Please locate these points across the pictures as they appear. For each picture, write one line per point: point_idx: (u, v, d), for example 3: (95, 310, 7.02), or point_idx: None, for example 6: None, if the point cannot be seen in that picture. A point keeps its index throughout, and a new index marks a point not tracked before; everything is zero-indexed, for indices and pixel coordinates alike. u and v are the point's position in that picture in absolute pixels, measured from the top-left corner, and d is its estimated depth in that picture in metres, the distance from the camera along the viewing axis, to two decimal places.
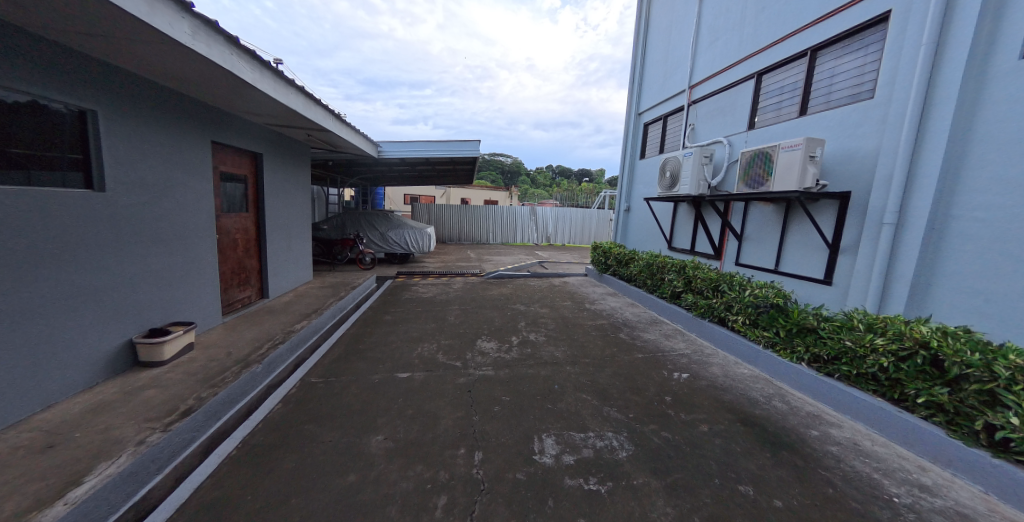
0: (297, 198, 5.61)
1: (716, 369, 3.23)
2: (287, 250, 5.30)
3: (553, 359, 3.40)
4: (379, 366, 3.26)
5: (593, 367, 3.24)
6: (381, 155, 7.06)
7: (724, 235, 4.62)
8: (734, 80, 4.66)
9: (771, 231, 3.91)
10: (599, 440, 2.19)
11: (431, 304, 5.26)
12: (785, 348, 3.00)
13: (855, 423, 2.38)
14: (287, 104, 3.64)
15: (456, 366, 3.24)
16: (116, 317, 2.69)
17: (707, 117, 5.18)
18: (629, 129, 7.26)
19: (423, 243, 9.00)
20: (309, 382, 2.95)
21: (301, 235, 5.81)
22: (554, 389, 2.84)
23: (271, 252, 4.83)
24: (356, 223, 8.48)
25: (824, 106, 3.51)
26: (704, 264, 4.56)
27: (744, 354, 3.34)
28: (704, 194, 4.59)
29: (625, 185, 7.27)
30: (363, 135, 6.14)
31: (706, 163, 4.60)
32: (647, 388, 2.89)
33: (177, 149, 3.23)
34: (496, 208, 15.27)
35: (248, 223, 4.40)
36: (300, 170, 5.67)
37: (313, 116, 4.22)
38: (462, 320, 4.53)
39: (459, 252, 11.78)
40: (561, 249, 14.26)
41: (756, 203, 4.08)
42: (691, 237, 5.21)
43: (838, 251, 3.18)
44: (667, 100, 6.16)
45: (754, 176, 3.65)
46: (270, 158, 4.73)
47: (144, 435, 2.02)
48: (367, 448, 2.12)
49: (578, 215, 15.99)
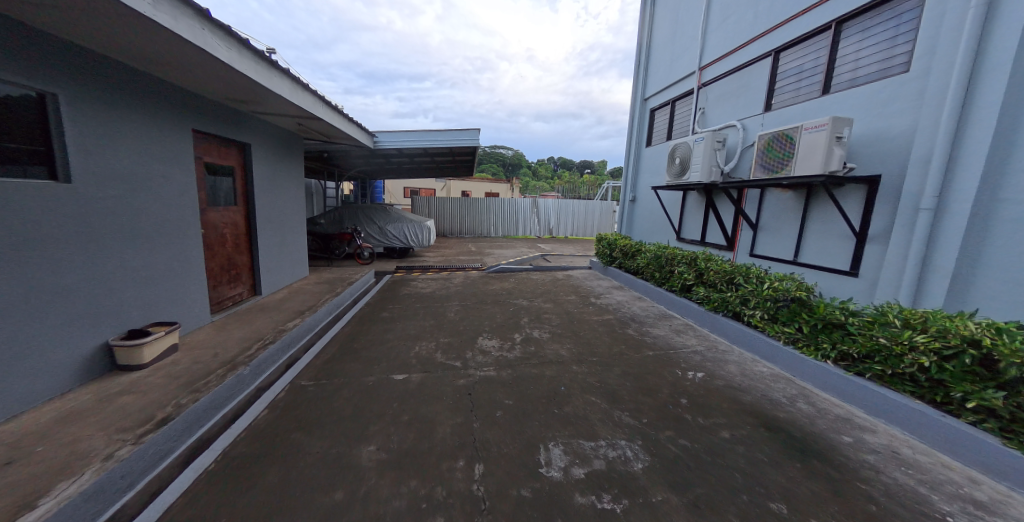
0: (290, 191, 5.40)
1: (732, 368, 3.04)
2: (281, 245, 5.11)
3: (558, 357, 3.21)
4: (374, 367, 3.07)
5: (600, 366, 3.05)
6: (377, 146, 6.82)
7: (737, 225, 4.38)
8: (749, 59, 4.36)
9: (790, 220, 3.68)
10: (611, 449, 2.01)
11: (431, 300, 5.07)
12: (809, 346, 2.80)
13: (890, 428, 2.19)
14: (273, 89, 3.41)
15: (455, 367, 3.06)
16: (90, 318, 2.50)
17: (718, 100, 4.90)
18: (635, 116, 6.98)
19: (422, 239, 8.80)
20: (298, 386, 2.76)
21: (295, 230, 5.60)
22: (560, 391, 2.64)
23: (264, 248, 4.64)
24: (354, 218, 8.26)
25: (848, 84, 3.23)
26: (716, 256, 4.33)
27: (763, 351, 3.14)
28: (716, 181, 4.34)
29: (630, 175, 7.01)
30: (357, 125, 5.91)
31: (719, 148, 4.33)
32: (660, 389, 2.70)
33: (153, 138, 3.00)
34: (497, 200, 15.02)
35: (237, 218, 4.20)
36: (292, 162, 5.43)
37: (301, 103, 3.96)
38: (462, 317, 4.34)
39: (460, 246, 11.58)
40: (564, 242, 14.02)
41: (773, 190, 3.83)
42: (701, 227, 4.97)
43: (866, 240, 2.94)
44: (675, 84, 5.87)
45: (773, 159, 3.40)
46: (260, 149, 4.51)
47: (114, 448, 1.84)
48: (357, 460, 1.94)
49: (581, 207, 15.73)
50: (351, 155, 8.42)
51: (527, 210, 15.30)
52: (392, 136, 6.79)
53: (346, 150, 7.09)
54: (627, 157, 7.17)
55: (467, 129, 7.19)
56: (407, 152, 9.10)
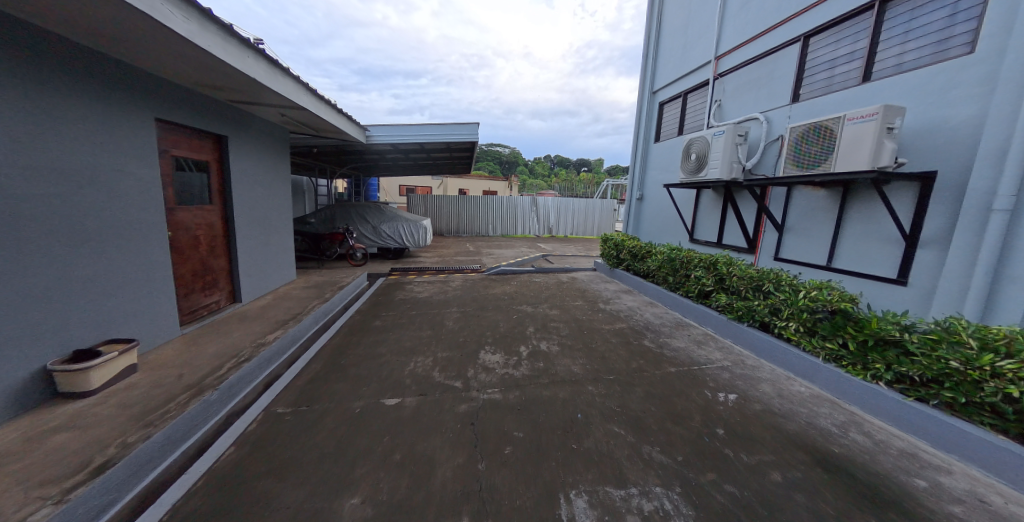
0: (274, 188, 4.99)
1: (767, 387, 2.71)
2: (264, 247, 4.71)
3: (571, 376, 2.86)
4: (363, 388, 2.70)
5: (620, 386, 2.70)
6: (369, 141, 6.41)
7: (760, 225, 4.05)
8: (773, 45, 4.02)
9: (823, 221, 3.35)
10: (646, 501, 1.66)
11: (428, 306, 4.70)
12: (857, 365, 2.48)
13: (967, 467, 1.86)
14: (246, 72, 2.92)
15: (455, 388, 2.70)
16: (23, 338, 2.11)
17: (736, 91, 4.56)
18: (643, 110, 6.63)
19: (419, 239, 8.41)
20: (275, 414, 2.39)
21: (281, 230, 5.20)
22: (577, 420, 2.30)
23: (243, 251, 4.24)
24: (346, 216, 7.86)
25: (892, 71, 2.90)
26: (737, 259, 3.99)
27: (798, 367, 2.82)
28: (737, 178, 4.01)
29: (638, 172, 6.68)
30: (347, 118, 5.48)
31: (740, 143, 3.99)
32: (691, 415, 2.36)
33: (109, 128, 2.60)
34: (495, 199, 14.63)
35: (214, 218, 3.81)
36: (276, 157, 5.01)
37: (281, 89, 3.49)
38: (462, 326, 3.97)
39: (458, 245, 11.19)
40: (564, 241, 13.67)
41: (804, 188, 3.50)
42: (718, 228, 4.64)
43: (918, 245, 2.61)
44: (687, 75, 5.53)
45: (809, 155, 3.06)
46: (238, 143, 4.08)
47: (29, 511, 1.47)
48: (337, 518, 1.58)
49: (581, 206, 15.39)
50: (343, 151, 7.99)
51: (526, 209, 14.94)
52: (386, 129, 6.37)
53: (336, 144, 6.66)
54: (634, 153, 6.82)
55: (466, 123, 6.79)
56: (402, 148, 8.67)
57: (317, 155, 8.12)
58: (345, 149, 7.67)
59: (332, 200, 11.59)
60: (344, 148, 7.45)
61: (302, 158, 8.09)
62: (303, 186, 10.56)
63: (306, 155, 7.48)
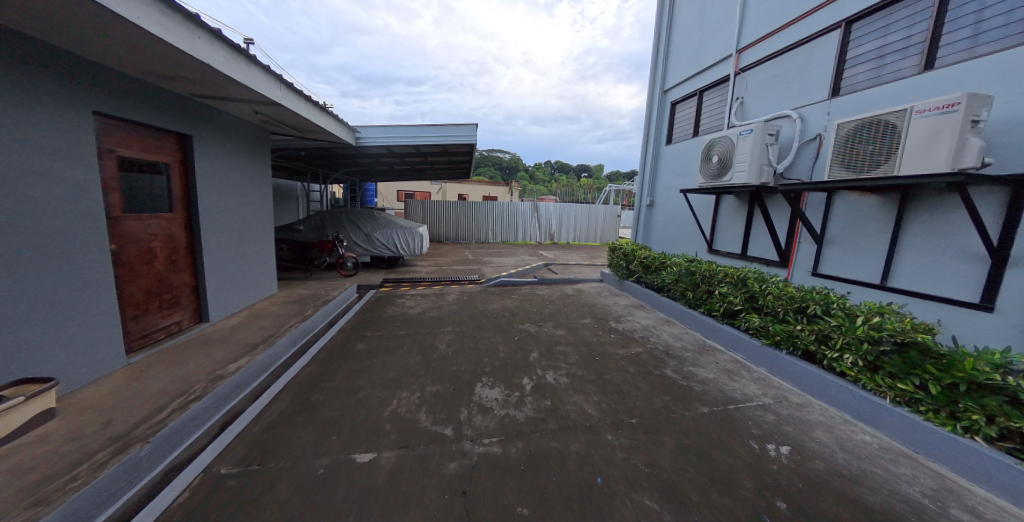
0: (252, 194, 4.55)
1: (824, 436, 2.23)
2: (238, 259, 4.25)
3: (585, 419, 2.38)
4: (334, 436, 2.22)
5: (645, 435, 2.22)
6: (360, 143, 5.97)
7: (793, 236, 3.59)
8: (807, 34, 3.57)
9: (876, 233, 2.88)
10: None
11: (420, 325, 4.22)
12: (942, 413, 2.00)
13: None
14: (197, 57, 2.42)
15: (445, 436, 2.22)
16: None
17: (762, 87, 4.11)
18: (653, 111, 6.21)
19: (414, 247, 7.96)
20: (218, 475, 1.91)
21: (260, 240, 4.75)
22: (597, 487, 1.81)
23: (212, 264, 3.78)
24: (337, 223, 7.45)
25: (963, 56, 2.47)
26: (769, 274, 3.53)
27: (859, 410, 2.34)
28: (768, 183, 3.55)
29: (648, 176, 6.25)
30: (334, 118, 5.03)
31: (771, 143, 3.54)
32: (740, 479, 1.87)
33: (30, 122, 2.15)
34: (495, 204, 14.19)
35: (175, 227, 3.36)
36: (255, 159, 4.57)
37: (248, 80, 3.00)
38: (456, 350, 3.49)
39: (456, 253, 10.73)
40: (566, 248, 13.20)
41: (850, 194, 3.04)
42: (743, 238, 4.18)
43: (1009, 264, 2.15)
44: (703, 72, 5.10)
45: (860, 156, 2.62)
46: (207, 143, 3.65)
47: None
48: None
49: (584, 211, 14.95)
50: (334, 154, 7.58)
51: (527, 214, 14.51)
52: (377, 130, 5.94)
53: (325, 147, 6.25)
54: (643, 156, 6.40)
55: (463, 124, 6.36)
56: (397, 151, 8.26)
57: (306, 159, 7.70)
58: (335, 152, 7.25)
59: (325, 205, 11.14)
60: (335, 151, 7.03)
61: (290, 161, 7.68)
62: (295, 191, 10.17)
63: (294, 158, 7.06)
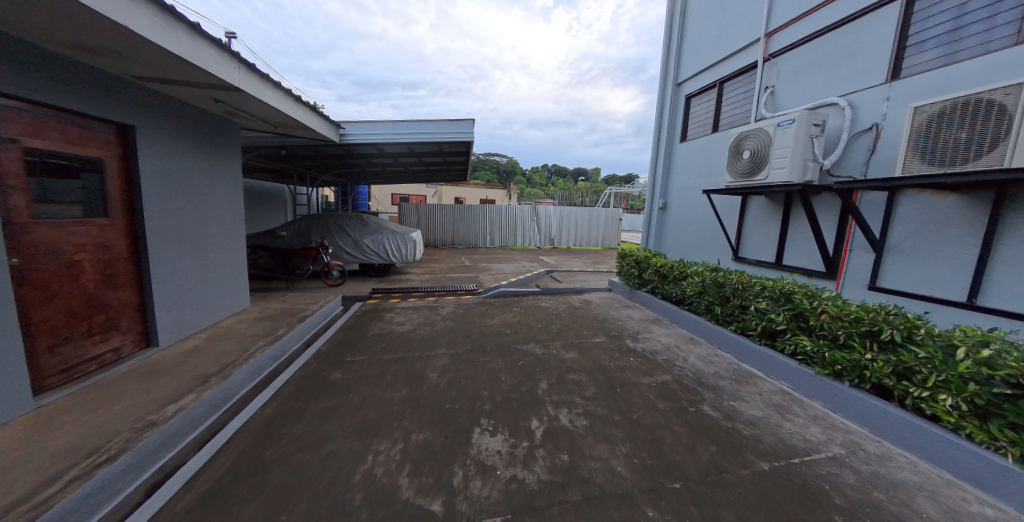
0: (219, 196, 3.99)
1: (930, 506, 1.70)
2: (199, 271, 3.69)
3: (615, 484, 1.83)
4: (284, 516, 1.66)
5: (699, 511, 1.67)
6: (344, 140, 5.42)
7: (843, 243, 3.08)
8: (857, 9, 3.08)
9: (959, 240, 2.37)
10: None
11: (408, 346, 3.66)
12: None
13: None
14: (111, 15, 1.85)
15: (433, 514, 1.66)
16: None
17: (798, 73, 3.62)
18: (666, 106, 5.73)
19: (406, 253, 7.41)
20: None
21: (227, 249, 4.18)
22: None
23: (163, 277, 3.22)
24: (323, 229, 6.91)
25: None
26: (816, 288, 3.02)
27: (968, 469, 1.82)
28: (814, 181, 3.05)
29: (660, 177, 5.77)
30: (313, 112, 4.49)
31: (817, 135, 3.05)
32: None
33: None
34: (493, 207, 13.67)
35: (113, 235, 2.81)
36: (221, 157, 4.01)
37: (194, 56, 2.46)
38: (450, 380, 2.94)
39: (452, 259, 10.18)
40: (568, 253, 12.68)
41: (923, 193, 2.54)
42: (780, 245, 3.68)
43: None
44: (724, 61, 4.62)
45: (948, 155, 2.14)
46: (157, 136, 3.09)
47: None
48: None
49: (585, 215, 14.45)
50: (319, 153, 7.02)
51: (526, 218, 14.01)
52: (364, 127, 5.40)
53: (307, 145, 5.69)
54: (655, 155, 5.91)
55: (459, 121, 5.84)
56: (388, 151, 7.71)
57: (289, 158, 7.13)
58: (320, 151, 6.70)
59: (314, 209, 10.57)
60: (319, 150, 6.48)
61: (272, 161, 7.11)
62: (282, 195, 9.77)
63: (275, 157, 6.50)
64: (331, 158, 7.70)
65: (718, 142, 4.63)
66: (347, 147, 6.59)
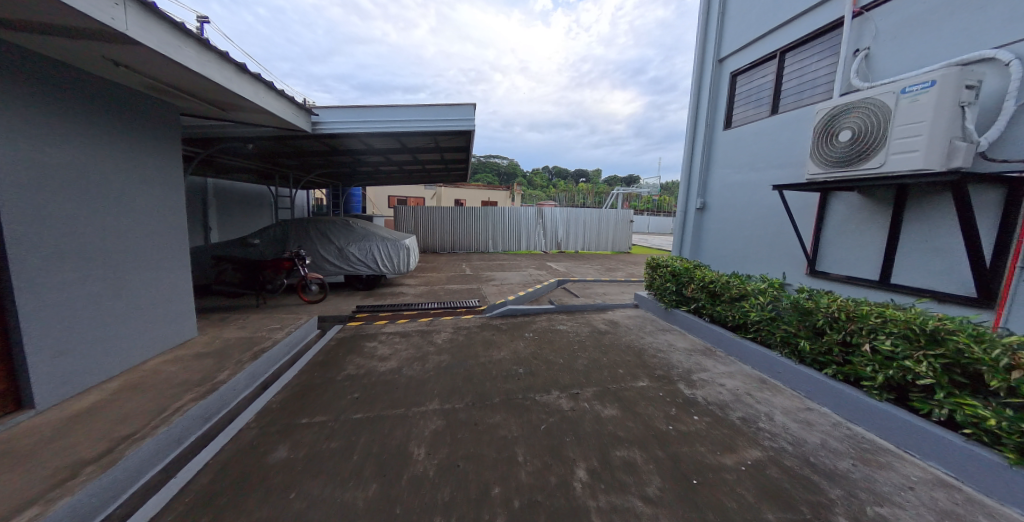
0: (145, 198, 3.07)
1: None
2: (113, 299, 2.76)
3: None
4: None
5: None
6: (317, 131, 4.45)
7: (1012, 255, 2.11)
8: None
9: None
10: None
11: (390, 397, 2.73)
12: None
13: None
14: None
15: None
16: None
17: (914, 24, 2.65)
18: (704, 87, 4.82)
19: (400, 262, 6.51)
20: None
21: (162, 267, 3.26)
22: None
23: (43, 313, 2.29)
24: (302, 236, 6.04)
25: None
26: (979, 326, 2.07)
27: None
28: (967, 167, 2.09)
29: (697, 171, 4.86)
30: (272, 90, 3.53)
31: (970, 100, 2.11)
32: None
33: None
34: (495, 209, 12.77)
35: None
36: (151, 148, 3.10)
37: None
38: (443, 464, 2.00)
39: (451, 267, 9.26)
40: (577, 258, 11.76)
41: None
42: (889, 259, 2.74)
43: None
44: (790, 24, 3.67)
45: None
46: (23, 112, 2.17)
47: None
48: None
49: (594, 216, 13.53)
50: (298, 149, 6.11)
51: (531, 220, 13.09)
52: (347, 115, 4.44)
53: (277, 137, 4.77)
54: (690, 146, 5.00)
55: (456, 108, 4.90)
56: (377, 146, 6.79)
57: (263, 155, 6.22)
58: (297, 147, 5.78)
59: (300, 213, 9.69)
60: (295, 145, 5.55)
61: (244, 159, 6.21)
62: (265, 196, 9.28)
63: (244, 153, 5.60)
64: (313, 155, 6.79)
65: (781, 126, 3.69)
66: (328, 141, 5.66)
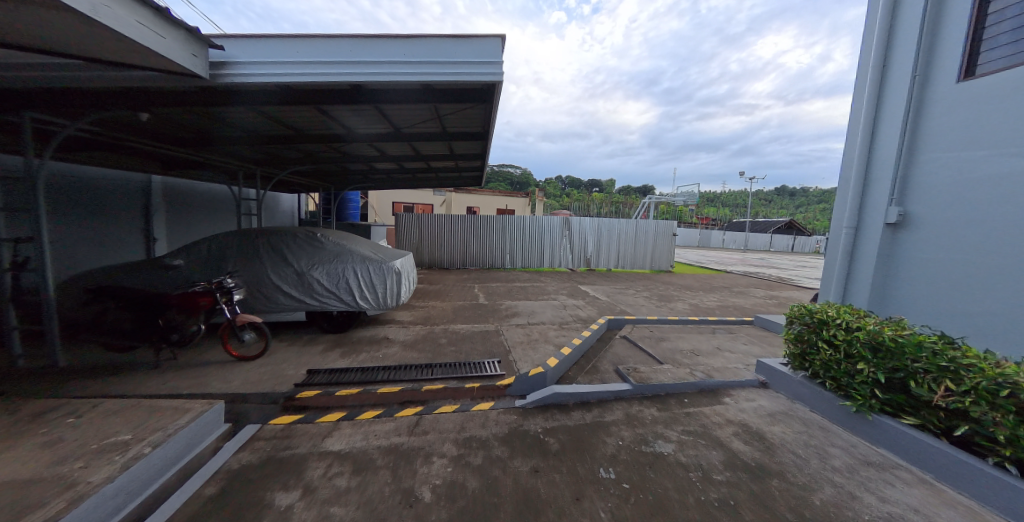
0: None
1: None
2: None
3: None
4: None
5: None
6: (221, 80, 2.48)
7: None
8: None
9: None
10: None
11: None
12: None
13: None
14: None
15: None
16: None
17: None
18: (901, 45, 3.12)
19: (386, 293, 4.59)
20: None
21: None
22: None
23: None
24: (247, 258, 4.24)
25: None
26: None
27: None
28: None
29: (885, 173, 3.19)
30: None
31: None
32: None
33: None
34: (514, 219, 10.81)
35: None
36: None
37: None
38: None
39: (460, 292, 7.26)
40: (613, 279, 9.61)
41: None
42: None
43: None
44: None
45: None
46: None
47: None
48: None
49: (629, 228, 11.47)
50: (240, 128, 4.26)
51: (556, 232, 11.11)
52: (283, 52, 2.47)
53: (173, 92, 2.92)
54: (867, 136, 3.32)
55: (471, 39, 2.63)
56: (361, 133, 4.88)
57: (195, 133, 4.40)
58: (235, 123, 3.93)
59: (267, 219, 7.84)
60: (226, 118, 3.70)
61: (168, 137, 4.40)
62: (224, 197, 7.48)
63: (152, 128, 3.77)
64: (272, 140, 4.95)
65: None
66: (280, 116, 3.79)
